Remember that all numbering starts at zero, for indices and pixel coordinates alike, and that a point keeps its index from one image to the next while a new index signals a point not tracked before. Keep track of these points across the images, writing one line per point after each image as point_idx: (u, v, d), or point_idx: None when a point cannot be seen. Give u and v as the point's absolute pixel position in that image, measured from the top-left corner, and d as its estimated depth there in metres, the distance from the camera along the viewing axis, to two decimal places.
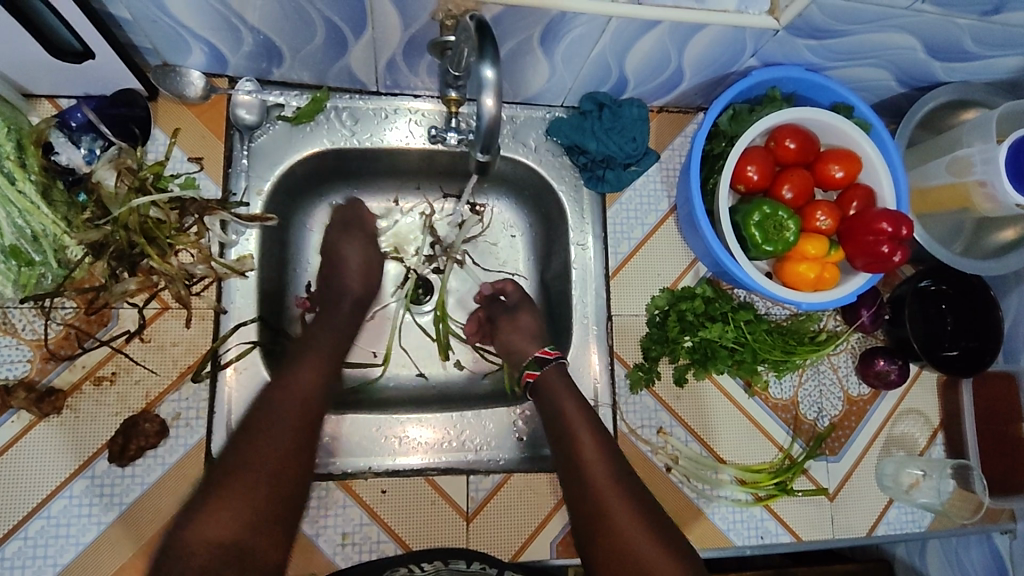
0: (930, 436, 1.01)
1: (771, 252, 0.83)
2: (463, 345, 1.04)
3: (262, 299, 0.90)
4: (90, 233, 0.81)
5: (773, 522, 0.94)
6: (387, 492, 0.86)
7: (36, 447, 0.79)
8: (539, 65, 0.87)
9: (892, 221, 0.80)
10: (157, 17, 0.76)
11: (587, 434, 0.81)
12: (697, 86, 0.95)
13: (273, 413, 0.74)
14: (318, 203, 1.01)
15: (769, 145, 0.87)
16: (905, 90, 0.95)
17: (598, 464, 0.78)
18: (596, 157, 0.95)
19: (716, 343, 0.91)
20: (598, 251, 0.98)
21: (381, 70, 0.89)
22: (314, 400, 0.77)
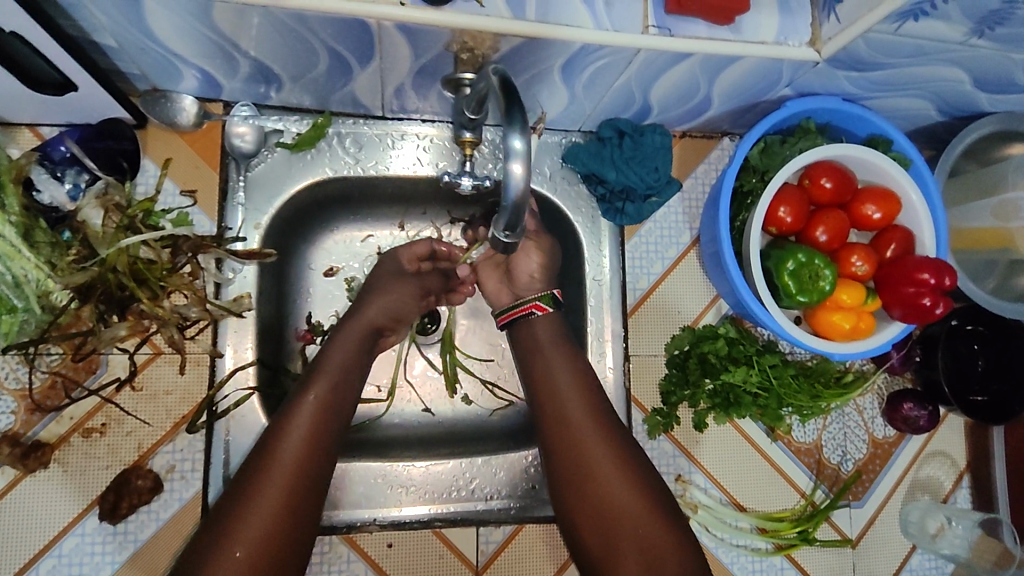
0: (956, 479, 0.97)
1: (805, 302, 0.78)
2: (471, 379, 0.99)
3: (261, 337, 0.84)
4: (76, 275, 0.74)
5: (792, 570, 0.91)
6: (393, 545, 0.84)
7: (23, 505, 0.75)
8: (558, 93, 0.81)
9: (935, 272, 0.74)
10: (144, 44, 0.69)
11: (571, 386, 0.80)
12: (725, 113, 0.89)
13: (279, 452, 0.70)
14: (321, 233, 0.95)
15: (804, 183, 0.82)
16: (945, 119, 0.89)
17: (582, 417, 0.78)
18: (614, 187, 0.90)
19: (739, 389, 0.87)
20: (615, 285, 0.92)
21: (388, 96, 0.82)
22: (324, 440, 0.73)
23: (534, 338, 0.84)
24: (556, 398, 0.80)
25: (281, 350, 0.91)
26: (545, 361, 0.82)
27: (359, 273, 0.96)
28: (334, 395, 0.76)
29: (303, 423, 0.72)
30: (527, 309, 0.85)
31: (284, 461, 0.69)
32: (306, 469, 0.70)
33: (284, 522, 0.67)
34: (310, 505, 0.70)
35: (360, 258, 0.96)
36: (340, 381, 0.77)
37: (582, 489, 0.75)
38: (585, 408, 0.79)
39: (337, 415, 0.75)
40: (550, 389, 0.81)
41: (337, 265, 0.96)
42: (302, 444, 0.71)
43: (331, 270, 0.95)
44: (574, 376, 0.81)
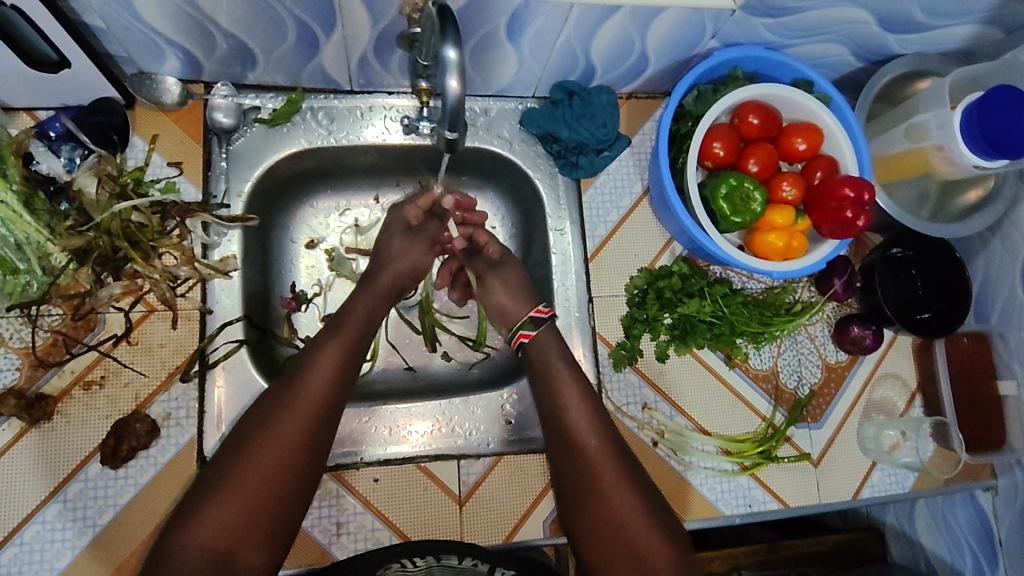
0: (908, 399, 1.03)
1: (740, 223, 0.85)
2: (450, 337, 1.06)
3: (247, 300, 0.92)
4: (74, 238, 0.81)
5: (759, 490, 0.96)
6: (379, 480, 0.87)
7: (30, 453, 0.80)
8: (508, 55, 0.90)
9: (854, 186, 0.82)
10: (130, 23, 0.77)
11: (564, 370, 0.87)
12: (663, 70, 0.98)
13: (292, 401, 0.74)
14: (303, 206, 1.04)
15: (734, 122, 0.90)
16: (861, 64, 0.98)
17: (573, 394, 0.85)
18: (569, 144, 0.98)
19: (694, 318, 0.94)
20: (575, 235, 1.00)
21: (354, 68, 0.91)
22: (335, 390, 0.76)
23: (543, 353, 0.89)
24: (566, 421, 0.84)
25: (267, 311, 0.98)
26: (554, 382, 0.86)
27: (337, 244, 1.05)
28: (339, 370, 0.78)
29: (307, 395, 0.74)
30: (516, 341, 0.91)
31: (285, 431, 0.72)
32: (309, 439, 0.73)
33: (289, 478, 0.71)
34: (309, 474, 0.73)
35: (338, 229, 1.05)
36: (346, 357, 0.79)
37: (575, 472, 0.81)
38: (593, 431, 0.83)
39: (341, 390, 0.77)
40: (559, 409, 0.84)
41: (317, 237, 1.05)
42: (316, 395, 0.75)
43: (312, 242, 1.04)
44: (582, 400, 0.85)
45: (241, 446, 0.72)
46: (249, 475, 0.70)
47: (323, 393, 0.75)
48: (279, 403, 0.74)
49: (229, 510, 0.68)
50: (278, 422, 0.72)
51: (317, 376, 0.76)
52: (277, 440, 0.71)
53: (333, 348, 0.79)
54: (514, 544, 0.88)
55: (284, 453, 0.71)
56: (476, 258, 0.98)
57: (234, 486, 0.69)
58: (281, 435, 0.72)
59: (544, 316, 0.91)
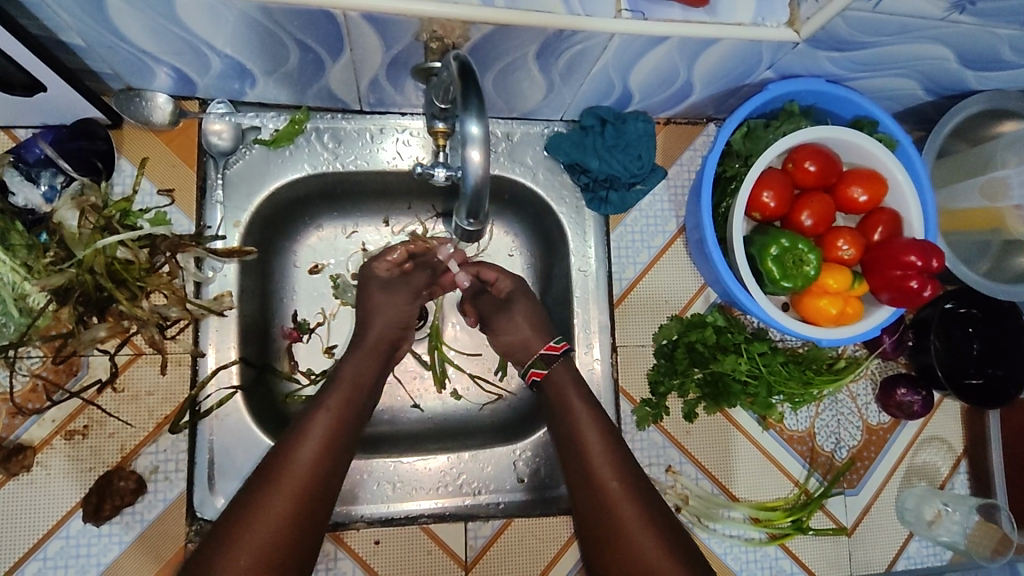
0: (953, 464, 0.95)
1: (790, 287, 0.77)
2: (460, 373, 0.97)
3: (245, 333, 0.84)
4: (53, 277, 0.74)
5: (787, 560, 0.90)
6: (380, 542, 0.82)
7: (8, 507, 0.75)
8: (535, 80, 0.80)
9: (922, 253, 0.74)
10: (113, 43, 0.68)
11: (585, 414, 0.77)
12: (709, 98, 0.87)
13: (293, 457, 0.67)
14: (306, 229, 0.93)
15: (787, 167, 0.81)
16: (932, 99, 0.87)
17: (596, 441, 0.75)
18: (598, 176, 0.89)
19: (727, 377, 0.85)
20: (601, 276, 0.91)
21: (364, 89, 0.81)
22: (336, 443, 0.70)
23: (565, 398, 0.79)
24: (604, 494, 0.71)
25: (267, 348, 0.90)
26: (586, 445, 0.75)
27: (343, 270, 0.94)
28: (331, 440, 0.70)
29: (300, 458, 0.67)
30: (529, 379, 0.83)
31: (285, 490, 0.65)
32: (303, 512, 0.65)
33: (291, 539, 0.64)
34: (296, 564, 0.64)
35: (345, 253, 0.95)
36: (338, 425, 0.71)
37: (603, 535, 0.70)
38: (632, 501, 0.71)
39: (333, 463, 0.69)
40: (593, 478, 0.73)
41: (322, 262, 0.94)
42: (319, 448, 0.69)
43: (316, 267, 0.94)
44: (619, 468, 0.73)
45: (220, 534, 0.63)
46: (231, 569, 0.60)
47: (325, 448, 0.69)
48: (264, 481, 0.66)
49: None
50: (265, 504, 0.64)
51: (318, 428, 0.70)
52: (262, 525, 0.63)
53: (324, 414, 0.71)
54: None
55: (285, 513, 0.64)
56: (486, 293, 0.89)
57: (231, 552, 0.61)
58: (267, 520, 0.63)
59: (556, 351, 0.83)
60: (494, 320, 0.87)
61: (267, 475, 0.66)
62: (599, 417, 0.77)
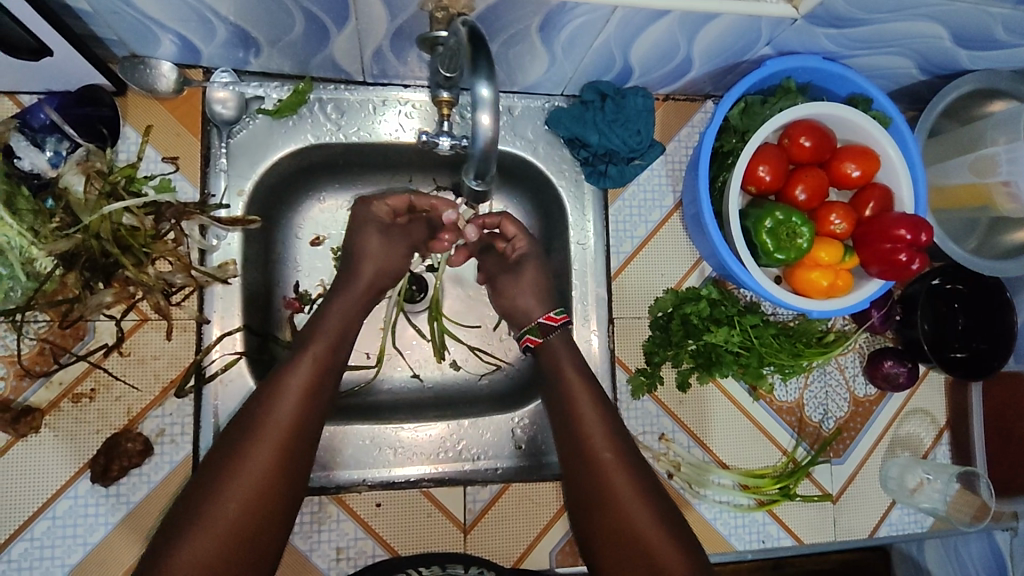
0: (935, 436, 0.99)
1: (783, 260, 0.79)
2: (459, 344, 0.99)
3: (248, 305, 0.85)
4: (60, 242, 0.75)
5: (775, 526, 0.93)
6: (382, 505, 0.84)
7: (18, 467, 0.76)
8: (538, 53, 0.81)
9: (911, 227, 0.76)
10: (119, 8, 0.69)
11: (574, 371, 0.80)
12: (707, 74, 0.89)
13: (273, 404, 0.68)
14: (309, 200, 0.94)
15: (783, 143, 0.83)
16: (926, 78, 0.89)
17: (586, 397, 0.78)
18: (597, 151, 0.90)
19: (720, 348, 0.88)
20: (599, 249, 0.93)
21: (368, 60, 0.82)
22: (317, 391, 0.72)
23: (560, 366, 0.82)
24: (588, 443, 0.75)
25: (269, 316, 0.91)
26: (573, 397, 0.78)
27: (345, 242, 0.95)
28: (309, 394, 0.71)
29: (280, 408, 0.68)
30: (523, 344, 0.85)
31: (267, 437, 0.66)
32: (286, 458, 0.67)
33: (276, 481, 0.65)
34: (285, 506, 0.66)
35: (345, 226, 0.95)
36: (316, 379, 0.72)
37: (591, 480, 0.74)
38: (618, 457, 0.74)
39: (315, 407, 0.71)
40: (586, 439, 0.76)
41: (323, 234, 0.94)
42: (300, 395, 0.70)
43: (317, 239, 0.94)
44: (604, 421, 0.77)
45: (214, 468, 0.65)
46: (218, 518, 0.62)
47: (304, 396, 0.70)
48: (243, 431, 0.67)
49: (203, 546, 0.61)
50: (246, 455, 0.65)
51: (296, 376, 0.71)
52: (248, 464, 0.65)
53: (303, 366, 0.72)
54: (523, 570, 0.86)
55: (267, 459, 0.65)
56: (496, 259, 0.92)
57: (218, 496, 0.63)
58: (251, 469, 0.64)
59: (554, 322, 0.84)
60: (498, 279, 0.91)
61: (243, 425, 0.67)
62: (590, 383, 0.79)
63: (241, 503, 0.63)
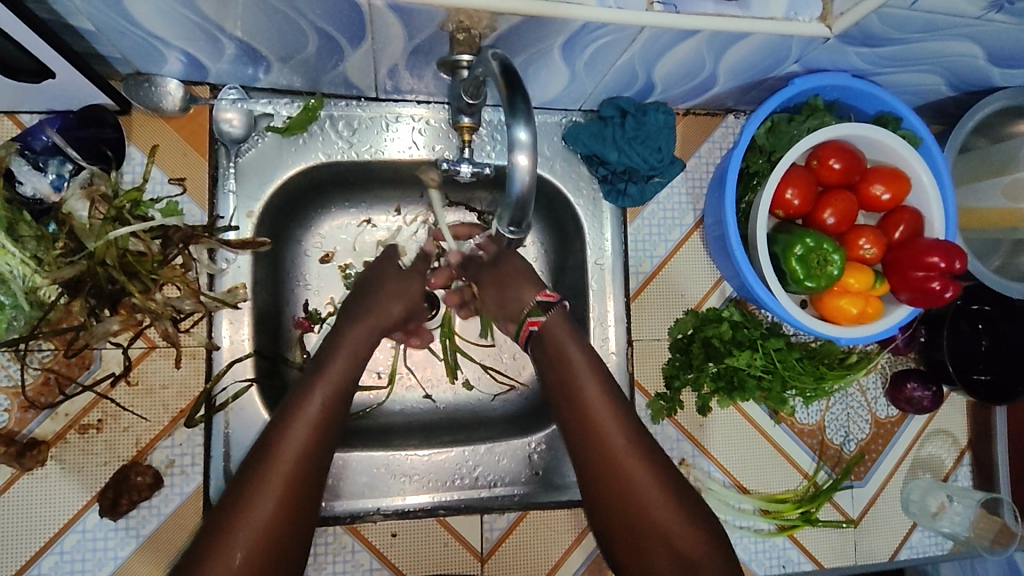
0: (957, 456, 0.97)
1: (812, 288, 0.76)
2: (473, 364, 0.97)
3: (257, 327, 0.83)
4: (64, 270, 0.72)
5: (795, 550, 0.91)
6: (397, 534, 0.83)
7: (24, 502, 0.74)
8: (558, 70, 0.78)
9: (944, 255, 0.74)
10: (124, 28, 0.66)
11: (580, 360, 0.76)
12: (731, 89, 0.86)
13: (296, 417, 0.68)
14: (319, 215, 0.91)
15: (811, 164, 0.80)
16: (955, 94, 0.87)
17: (594, 390, 0.75)
18: (617, 168, 0.88)
19: (742, 372, 0.86)
20: (617, 269, 0.91)
21: (381, 77, 0.79)
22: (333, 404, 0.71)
23: (565, 351, 0.77)
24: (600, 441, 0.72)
25: (279, 337, 0.88)
26: (580, 387, 0.75)
27: (354, 262, 0.93)
28: (329, 409, 0.70)
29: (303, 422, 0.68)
30: (526, 332, 0.81)
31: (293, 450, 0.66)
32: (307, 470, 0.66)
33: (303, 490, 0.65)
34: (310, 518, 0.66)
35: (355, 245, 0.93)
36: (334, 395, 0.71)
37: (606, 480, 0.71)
38: (634, 454, 0.72)
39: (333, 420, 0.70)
40: (607, 457, 0.72)
41: (332, 251, 0.92)
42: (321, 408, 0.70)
43: (325, 257, 0.92)
44: (615, 414, 0.74)
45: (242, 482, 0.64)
46: (248, 532, 0.62)
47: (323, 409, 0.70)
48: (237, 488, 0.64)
49: (235, 561, 0.61)
50: (261, 485, 0.64)
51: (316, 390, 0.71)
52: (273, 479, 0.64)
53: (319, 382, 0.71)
54: None
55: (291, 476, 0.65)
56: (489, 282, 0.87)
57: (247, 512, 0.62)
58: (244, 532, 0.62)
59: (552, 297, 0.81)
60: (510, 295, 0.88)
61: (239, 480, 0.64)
62: (620, 414, 0.73)
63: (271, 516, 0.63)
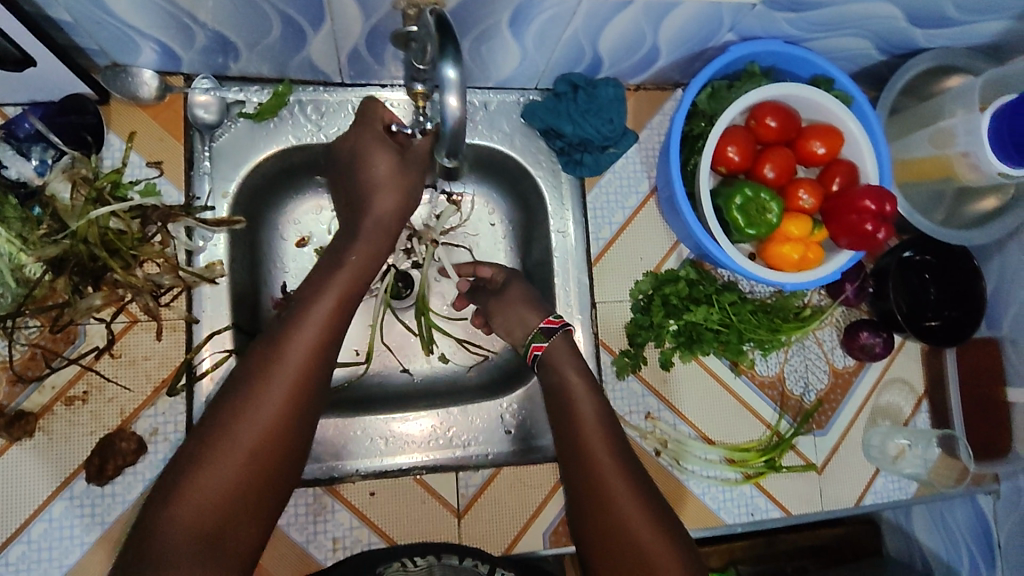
0: (914, 403, 1.01)
1: (755, 235, 0.82)
2: (447, 338, 1.01)
3: (236, 305, 0.87)
4: (48, 249, 0.76)
5: (762, 498, 0.95)
6: (375, 493, 0.86)
7: (13, 471, 0.77)
8: (510, 48, 0.84)
9: (876, 198, 0.79)
10: (100, 18, 0.71)
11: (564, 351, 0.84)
12: (675, 62, 0.92)
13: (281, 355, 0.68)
14: (292, 200, 0.96)
15: (750, 124, 0.85)
16: (885, 58, 0.93)
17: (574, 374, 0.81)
18: (573, 140, 0.93)
19: (700, 326, 0.90)
20: (579, 237, 0.96)
21: (345, 61, 0.84)
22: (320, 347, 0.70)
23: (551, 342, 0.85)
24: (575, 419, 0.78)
25: (257, 314, 0.92)
26: (560, 368, 0.82)
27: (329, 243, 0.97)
28: (317, 351, 0.70)
29: (289, 361, 0.68)
30: (531, 355, 0.86)
31: (276, 385, 0.66)
32: (289, 408, 0.66)
33: (282, 427, 0.65)
34: (289, 459, 0.66)
35: (329, 228, 0.97)
36: (324, 337, 0.70)
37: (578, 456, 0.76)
38: (604, 433, 0.77)
39: (324, 362, 0.70)
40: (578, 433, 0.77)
41: (307, 235, 0.97)
42: (309, 346, 0.69)
43: (302, 240, 0.96)
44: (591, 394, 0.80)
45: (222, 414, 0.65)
46: (220, 464, 0.62)
47: (311, 347, 0.69)
48: (214, 435, 0.64)
49: (205, 493, 0.61)
50: (241, 417, 0.64)
51: (304, 329, 0.70)
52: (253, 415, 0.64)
53: (311, 322, 0.71)
54: (514, 556, 0.87)
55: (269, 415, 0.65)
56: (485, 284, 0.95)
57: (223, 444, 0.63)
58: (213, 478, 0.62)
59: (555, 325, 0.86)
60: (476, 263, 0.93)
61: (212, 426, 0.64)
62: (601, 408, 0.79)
63: (247, 449, 0.63)
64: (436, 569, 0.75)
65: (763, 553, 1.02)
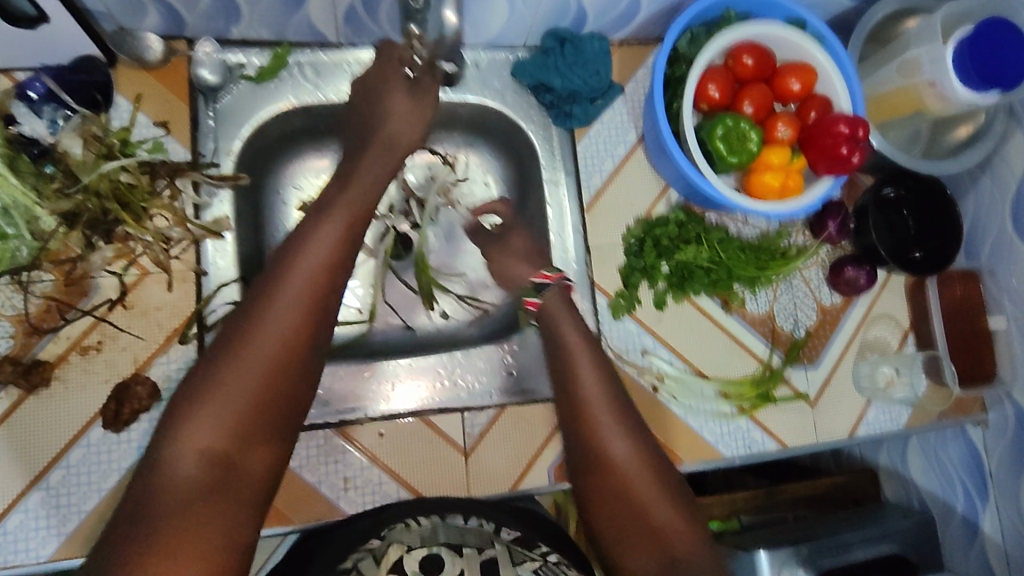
0: (901, 337, 1.05)
1: (737, 163, 0.87)
2: (448, 295, 1.04)
3: (243, 263, 0.91)
4: (61, 202, 0.80)
5: (759, 431, 0.98)
6: (385, 434, 0.88)
7: (33, 420, 0.79)
8: (499, 2, 0.88)
9: (849, 123, 0.84)
10: None
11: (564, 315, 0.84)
12: (654, 15, 0.96)
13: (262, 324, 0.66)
14: (292, 163, 0.99)
15: (728, 63, 0.90)
16: (854, 4, 0.98)
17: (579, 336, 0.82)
18: (562, 94, 0.97)
19: (691, 264, 0.95)
20: (571, 187, 1.00)
21: (341, 20, 0.88)
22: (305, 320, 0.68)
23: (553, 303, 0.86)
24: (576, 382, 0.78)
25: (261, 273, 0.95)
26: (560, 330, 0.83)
27: None
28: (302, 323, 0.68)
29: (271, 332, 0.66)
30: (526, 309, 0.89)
31: (257, 356, 0.65)
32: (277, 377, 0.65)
33: (265, 398, 0.64)
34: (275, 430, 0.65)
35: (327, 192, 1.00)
36: (309, 308, 0.69)
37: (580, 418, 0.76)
38: (607, 396, 0.77)
39: (310, 334, 0.68)
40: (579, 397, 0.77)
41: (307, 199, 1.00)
42: (292, 315, 0.68)
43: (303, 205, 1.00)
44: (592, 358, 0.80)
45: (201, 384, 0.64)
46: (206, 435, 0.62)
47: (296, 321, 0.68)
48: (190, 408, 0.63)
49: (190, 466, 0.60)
50: (222, 387, 0.63)
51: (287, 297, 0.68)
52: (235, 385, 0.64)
53: (292, 291, 0.69)
54: (522, 491, 0.89)
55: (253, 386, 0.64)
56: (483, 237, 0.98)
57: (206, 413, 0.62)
58: (202, 433, 0.61)
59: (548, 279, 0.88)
60: None
61: (208, 383, 0.63)
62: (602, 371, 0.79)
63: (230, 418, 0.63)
64: (440, 530, 0.72)
65: (764, 504, 1.13)
